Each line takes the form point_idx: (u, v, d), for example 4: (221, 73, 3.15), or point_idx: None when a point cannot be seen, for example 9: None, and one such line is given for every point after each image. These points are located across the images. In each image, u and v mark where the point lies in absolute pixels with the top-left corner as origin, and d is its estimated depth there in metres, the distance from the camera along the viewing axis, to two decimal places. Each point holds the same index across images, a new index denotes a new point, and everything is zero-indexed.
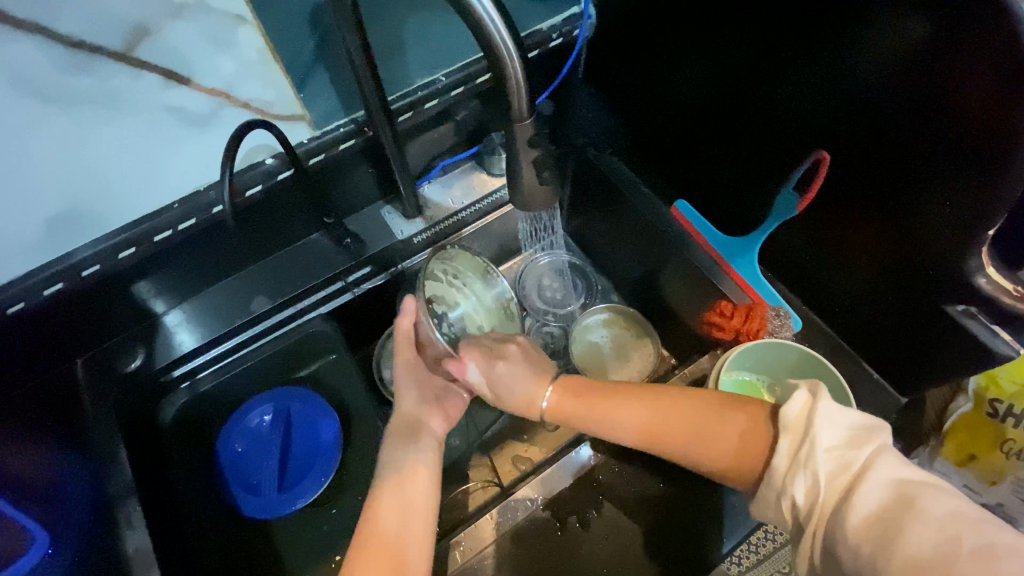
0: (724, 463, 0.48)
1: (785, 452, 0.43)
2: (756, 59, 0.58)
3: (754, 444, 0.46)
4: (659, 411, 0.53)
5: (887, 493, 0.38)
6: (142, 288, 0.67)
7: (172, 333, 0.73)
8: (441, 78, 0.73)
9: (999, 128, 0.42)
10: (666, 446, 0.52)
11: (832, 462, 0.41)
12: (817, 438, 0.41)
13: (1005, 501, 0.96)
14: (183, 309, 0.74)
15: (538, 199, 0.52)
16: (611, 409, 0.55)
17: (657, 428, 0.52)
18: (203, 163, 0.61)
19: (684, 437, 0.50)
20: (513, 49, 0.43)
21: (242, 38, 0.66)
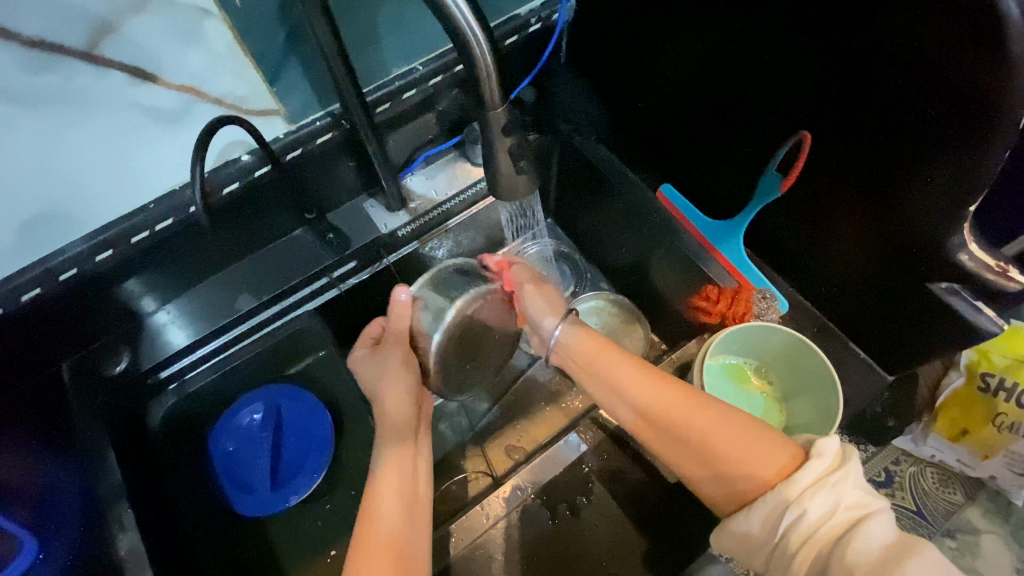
0: (740, 477, 0.49)
1: (815, 470, 0.46)
2: (733, 40, 0.58)
3: (787, 469, 0.47)
4: (684, 400, 0.54)
5: (889, 533, 0.43)
6: (132, 286, 0.67)
7: (161, 332, 0.73)
8: (418, 67, 0.72)
9: (980, 99, 0.42)
10: (673, 437, 0.53)
11: (858, 496, 0.44)
12: (850, 471, 0.45)
13: (998, 474, 0.97)
14: (171, 308, 0.74)
15: (518, 189, 0.51)
16: (637, 381, 0.56)
17: (677, 417, 0.53)
18: (175, 163, 0.61)
19: (706, 434, 0.51)
20: (482, 36, 0.42)
21: (211, 31, 0.55)
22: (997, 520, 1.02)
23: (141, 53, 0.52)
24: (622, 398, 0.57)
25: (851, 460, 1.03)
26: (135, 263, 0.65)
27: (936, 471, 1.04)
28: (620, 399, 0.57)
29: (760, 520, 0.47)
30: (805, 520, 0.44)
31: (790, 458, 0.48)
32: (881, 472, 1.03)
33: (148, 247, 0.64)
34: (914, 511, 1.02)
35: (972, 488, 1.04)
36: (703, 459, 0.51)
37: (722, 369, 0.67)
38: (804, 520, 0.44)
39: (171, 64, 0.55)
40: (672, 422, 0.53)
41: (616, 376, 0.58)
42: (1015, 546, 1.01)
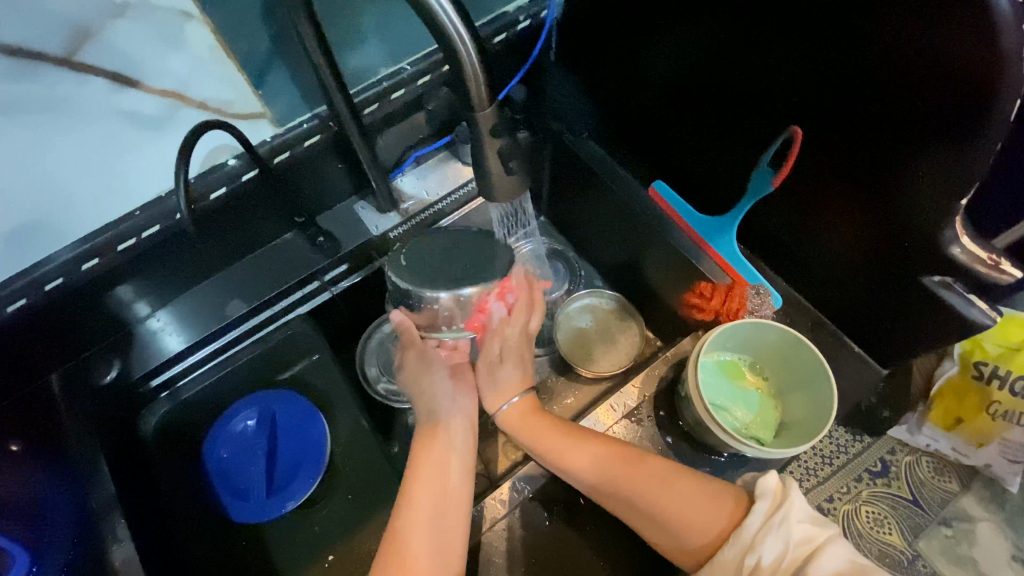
0: (694, 535, 0.54)
1: (761, 513, 0.53)
2: (721, 36, 0.57)
3: (735, 515, 0.54)
4: (631, 465, 0.59)
5: (835, 559, 0.50)
6: (122, 292, 0.66)
7: (157, 338, 0.72)
8: (406, 67, 0.71)
9: (971, 92, 0.41)
10: (628, 501, 0.58)
11: (802, 532, 0.51)
12: (790, 507, 0.52)
13: (992, 461, 0.99)
14: (165, 313, 0.73)
15: (506, 190, 0.51)
16: (578, 453, 0.61)
17: (629, 482, 0.58)
18: (161, 168, 0.59)
19: (653, 496, 0.57)
20: (468, 36, 0.41)
21: (193, 34, 0.58)
22: (991, 508, 1.03)
23: (122, 58, 0.55)
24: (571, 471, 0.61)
25: (847, 450, 1.03)
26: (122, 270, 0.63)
27: (932, 460, 1.05)
28: (574, 469, 0.61)
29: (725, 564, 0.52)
30: (764, 563, 0.50)
31: (735, 505, 0.54)
32: (877, 463, 1.03)
33: (136, 254, 0.62)
34: (910, 500, 1.02)
35: (967, 476, 1.04)
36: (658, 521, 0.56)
37: (717, 367, 0.66)
38: (763, 562, 0.50)
39: (152, 70, 0.57)
40: (625, 488, 0.58)
41: (566, 446, 0.62)
42: (1010, 533, 1.02)
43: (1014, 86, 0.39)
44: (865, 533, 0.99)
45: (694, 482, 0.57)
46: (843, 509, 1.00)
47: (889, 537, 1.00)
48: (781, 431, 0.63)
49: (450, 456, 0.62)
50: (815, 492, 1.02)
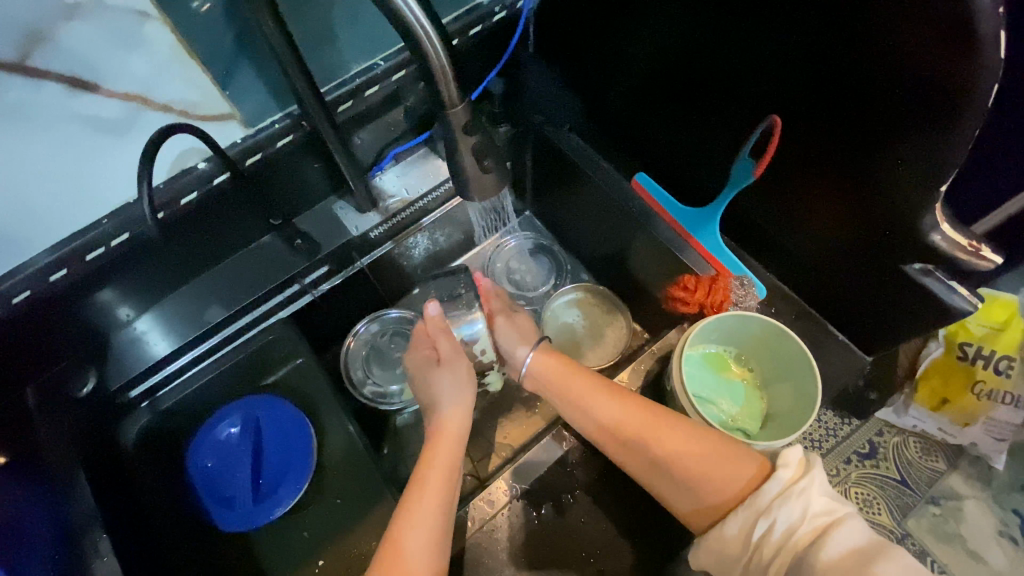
0: (708, 494, 0.52)
1: (779, 481, 0.49)
2: (697, 24, 0.56)
3: (753, 480, 0.50)
4: (643, 423, 0.57)
5: (853, 539, 0.45)
6: (105, 296, 0.65)
7: (143, 340, 0.71)
8: (380, 63, 0.69)
9: (947, 79, 0.41)
10: (643, 452, 0.56)
11: (823, 503, 0.47)
12: (813, 479, 0.48)
13: (978, 440, 1.00)
14: (151, 314, 0.72)
15: (486, 188, 0.49)
16: (600, 403, 0.60)
17: (637, 438, 0.57)
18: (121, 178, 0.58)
19: (670, 452, 0.54)
20: (433, 31, 0.40)
21: (152, 33, 0.52)
22: (978, 486, 1.04)
23: (80, 62, 0.50)
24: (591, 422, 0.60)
25: (836, 433, 1.05)
26: (96, 276, 0.62)
27: (918, 440, 1.06)
28: (589, 417, 0.60)
29: (734, 527, 0.50)
30: (776, 530, 0.47)
31: (754, 469, 0.51)
32: (865, 445, 1.05)
33: (105, 265, 0.62)
34: (898, 480, 1.03)
35: (953, 455, 1.06)
36: (667, 481, 0.54)
37: (702, 359, 0.66)
38: (774, 531, 0.47)
39: (113, 73, 0.52)
40: (633, 445, 0.57)
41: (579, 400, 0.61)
42: (997, 510, 1.03)
43: (989, 72, 0.39)
44: (854, 515, 1.01)
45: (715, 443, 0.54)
46: None
47: (879, 517, 1.01)
48: (768, 422, 0.63)
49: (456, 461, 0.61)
50: None
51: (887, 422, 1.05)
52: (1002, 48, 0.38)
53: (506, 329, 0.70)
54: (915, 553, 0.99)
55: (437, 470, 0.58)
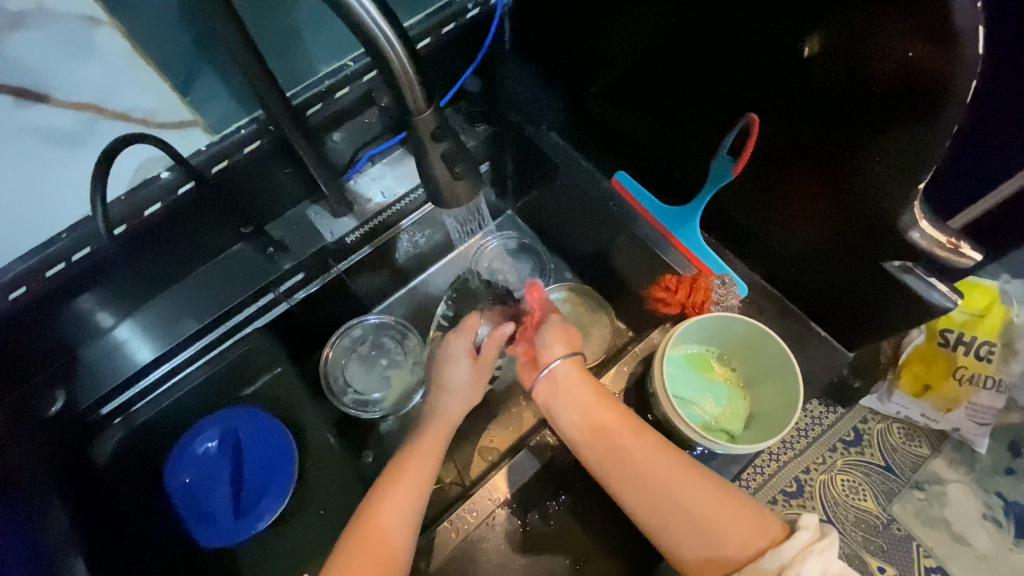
0: (724, 544, 0.50)
1: (803, 539, 0.49)
2: (673, 21, 0.55)
3: (767, 532, 0.50)
4: (668, 463, 0.54)
5: None
6: (84, 302, 0.64)
7: (126, 347, 0.68)
8: (350, 62, 0.68)
9: (925, 76, 0.40)
10: (666, 489, 0.53)
11: (840, 564, 0.48)
12: (833, 542, 0.48)
13: (961, 425, 1.01)
14: (133, 321, 0.69)
15: (459, 195, 0.48)
16: (630, 433, 0.56)
17: (664, 479, 0.53)
18: (73, 196, 0.57)
19: (694, 497, 0.52)
20: (394, 36, 0.38)
21: (104, 40, 0.49)
22: (962, 469, 1.05)
23: (30, 73, 0.47)
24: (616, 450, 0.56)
25: (821, 422, 1.06)
26: (62, 292, 0.61)
27: (902, 426, 1.07)
28: (615, 445, 0.56)
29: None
30: None
31: (765, 521, 0.51)
32: (850, 432, 1.06)
33: (69, 281, 0.60)
34: (883, 466, 1.05)
35: (937, 440, 1.07)
36: (678, 524, 0.52)
37: (684, 360, 0.65)
38: None
39: (65, 81, 0.50)
40: (648, 482, 0.53)
41: (601, 426, 0.57)
42: (980, 492, 1.05)
43: (968, 69, 0.38)
44: (840, 502, 1.02)
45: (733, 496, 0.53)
46: (820, 480, 1.03)
47: (864, 503, 1.02)
48: (751, 423, 0.62)
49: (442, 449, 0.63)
50: (791, 465, 1.04)
51: (871, 410, 1.07)
52: (981, 44, 0.37)
53: (561, 329, 0.65)
54: (900, 538, 1.01)
55: (422, 460, 0.60)
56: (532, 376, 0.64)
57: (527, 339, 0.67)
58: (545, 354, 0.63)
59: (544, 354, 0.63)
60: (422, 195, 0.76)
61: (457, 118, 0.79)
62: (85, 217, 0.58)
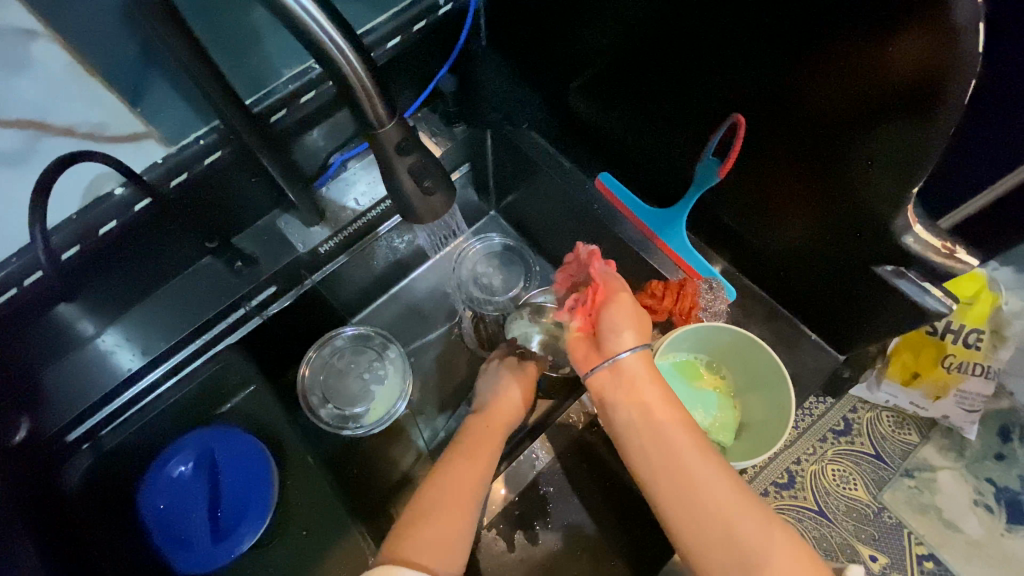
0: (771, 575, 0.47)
1: None
2: (653, 17, 0.52)
3: (807, 565, 0.47)
4: (719, 480, 0.50)
5: None
6: (67, 309, 0.61)
7: (111, 355, 0.65)
8: (315, 66, 0.64)
9: (922, 75, 0.38)
10: (714, 509, 0.49)
11: None
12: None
13: (949, 412, 1.01)
14: (116, 330, 0.66)
15: (430, 209, 0.45)
16: (681, 444, 0.52)
17: (714, 499, 0.49)
18: (11, 224, 0.53)
19: (741, 520, 0.49)
20: (345, 43, 0.36)
21: (40, 53, 0.47)
22: (951, 456, 1.05)
23: None
24: (664, 460, 0.52)
25: (811, 413, 1.06)
26: (25, 311, 0.57)
27: (892, 414, 1.07)
28: (665, 454, 0.52)
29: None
30: None
31: (805, 553, 0.48)
32: (840, 422, 1.06)
33: (22, 307, 0.56)
34: (873, 455, 1.04)
35: (926, 428, 1.07)
36: (721, 542, 0.48)
37: (673, 369, 0.62)
38: None
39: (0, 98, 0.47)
40: (702, 494, 0.50)
41: (657, 427, 0.53)
42: (970, 478, 1.05)
43: (966, 68, 0.36)
44: (831, 491, 1.01)
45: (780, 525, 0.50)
46: (811, 470, 1.03)
47: (855, 491, 1.02)
48: (742, 433, 0.60)
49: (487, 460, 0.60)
50: (783, 456, 1.04)
51: (861, 399, 1.06)
52: (980, 41, 0.35)
53: (633, 311, 0.57)
54: (892, 527, 1.01)
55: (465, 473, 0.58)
56: (588, 358, 0.58)
57: (585, 313, 0.59)
58: (612, 342, 0.56)
59: (610, 342, 0.56)
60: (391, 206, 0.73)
61: (434, 119, 0.77)
62: (28, 246, 0.54)
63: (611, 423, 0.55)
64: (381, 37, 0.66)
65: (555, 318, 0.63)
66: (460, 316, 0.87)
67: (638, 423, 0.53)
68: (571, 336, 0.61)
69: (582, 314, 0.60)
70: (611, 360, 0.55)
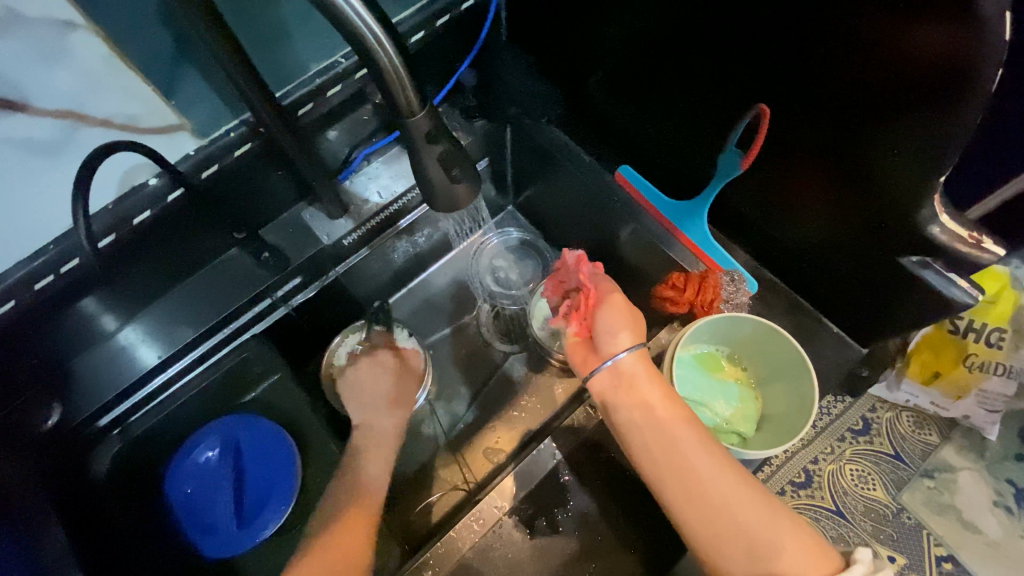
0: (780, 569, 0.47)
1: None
2: (675, 13, 0.53)
3: (814, 551, 0.48)
4: (724, 474, 0.51)
5: None
6: (88, 304, 0.61)
7: (132, 350, 0.67)
8: (344, 58, 0.65)
9: (950, 60, 0.37)
10: (718, 502, 0.50)
11: None
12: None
13: (970, 412, 0.99)
14: (137, 325, 0.67)
15: (456, 197, 0.46)
16: (683, 439, 0.52)
17: (718, 492, 0.50)
18: (53, 211, 0.55)
19: (746, 514, 0.49)
20: (380, 31, 0.37)
21: (79, 46, 0.47)
22: (972, 456, 1.04)
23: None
24: (667, 454, 0.52)
25: (830, 412, 1.05)
26: (60, 297, 0.59)
27: (912, 414, 1.06)
28: (669, 448, 0.52)
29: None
30: None
31: (812, 539, 0.48)
32: (858, 421, 1.05)
33: (59, 295, 0.58)
34: (892, 455, 1.03)
35: (946, 428, 1.05)
36: (731, 536, 0.49)
37: (693, 360, 0.62)
38: None
39: (37, 88, 0.48)
40: (707, 488, 0.50)
41: (659, 422, 0.54)
42: (991, 479, 1.03)
43: (990, 59, 0.36)
44: (849, 491, 1.01)
45: (785, 518, 0.50)
46: (828, 469, 1.02)
47: (873, 492, 1.01)
48: (763, 424, 0.60)
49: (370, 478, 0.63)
50: (800, 455, 1.03)
51: (879, 398, 1.06)
52: (1006, 32, 0.34)
53: (626, 312, 0.58)
54: (911, 527, 1.00)
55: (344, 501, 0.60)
56: (587, 361, 0.59)
57: (580, 318, 0.60)
58: (606, 344, 0.57)
59: (607, 343, 0.57)
60: (416, 197, 0.74)
61: (453, 114, 0.77)
62: (67, 230, 0.56)
63: (614, 423, 0.56)
64: (411, 27, 0.68)
65: (552, 323, 0.64)
66: (477, 310, 0.89)
67: (639, 418, 0.54)
68: (569, 340, 0.62)
69: (576, 319, 0.61)
70: (611, 362, 0.56)
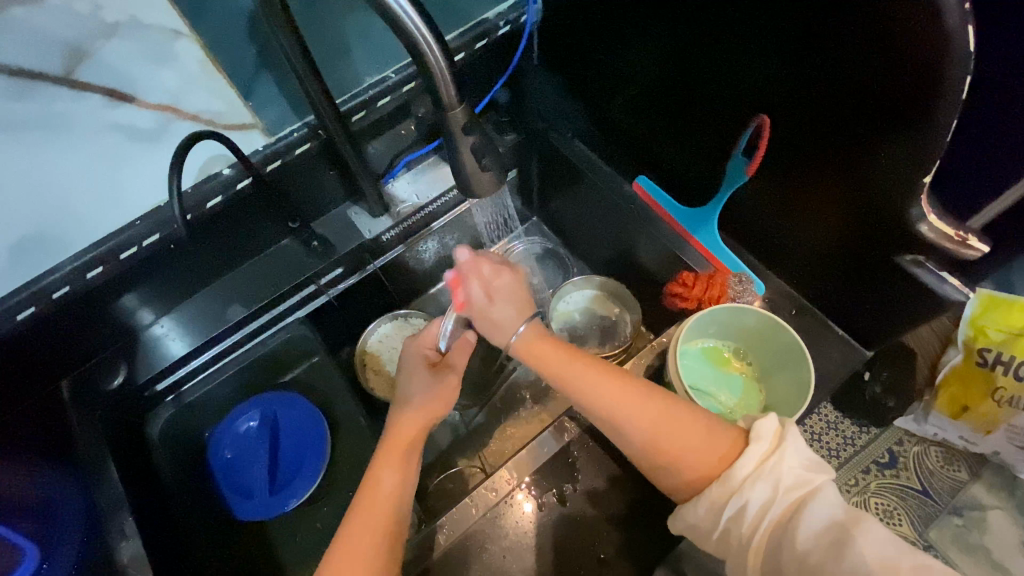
0: (688, 465, 0.50)
1: (755, 456, 0.48)
2: (681, 39, 0.60)
3: (728, 457, 0.50)
4: (628, 401, 0.53)
5: (828, 516, 0.45)
6: (128, 299, 0.68)
7: (161, 342, 0.74)
8: (392, 75, 0.73)
9: (922, 70, 0.42)
10: (630, 426, 0.53)
11: (794, 477, 0.47)
12: (785, 453, 0.47)
13: (1000, 449, 0.92)
14: (169, 320, 0.75)
15: (485, 184, 0.54)
16: (590, 379, 0.55)
17: (625, 419, 0.53)
18: (156, 182, 0.64)
19: (656, 429, 0.52)
20: (431, 37, 0.44)
21: (181, 51, 0.69)
22: (1001, 495, 0.97)
23: (123, 77, 0.66)
24: (581, 397, 0.55)
25: (854, 443, 0.99)
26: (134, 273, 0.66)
27: (941, 450, 0.99)
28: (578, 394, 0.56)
29: (704, 510, 0.49)
30: (751, 508, 0.47)
31: (732, 444, 0.50)
32: (884, 454, 0.99)
33: (141, 262, 0.65)
34: (919, 490, 0.97)
35: (976, 463, 0.99)
36: (648, 450, 0.52)
37: (700, 354, 0.68)
38: (749, 509, 0.46)
39: (148, 87, 0.66)
40: (617, 417, 0.53)
41: (563, 370, 0.57)
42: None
43: (960, 65, 0.40)
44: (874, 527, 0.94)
45: (694, 422, 0.52)
46: (853, 501, 0.96)
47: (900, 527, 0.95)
48: (765, 413, 0.65)
49: (411, 442, 0.58)
50: None
51: (908, 432, 0.99)
52: (971, 40, 0.39)
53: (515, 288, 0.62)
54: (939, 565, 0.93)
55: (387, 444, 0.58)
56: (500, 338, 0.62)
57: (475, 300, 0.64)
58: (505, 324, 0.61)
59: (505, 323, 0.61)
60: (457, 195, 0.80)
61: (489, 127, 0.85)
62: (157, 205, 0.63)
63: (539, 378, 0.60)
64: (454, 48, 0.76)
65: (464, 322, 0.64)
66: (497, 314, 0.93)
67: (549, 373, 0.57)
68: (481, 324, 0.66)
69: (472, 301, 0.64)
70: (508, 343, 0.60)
